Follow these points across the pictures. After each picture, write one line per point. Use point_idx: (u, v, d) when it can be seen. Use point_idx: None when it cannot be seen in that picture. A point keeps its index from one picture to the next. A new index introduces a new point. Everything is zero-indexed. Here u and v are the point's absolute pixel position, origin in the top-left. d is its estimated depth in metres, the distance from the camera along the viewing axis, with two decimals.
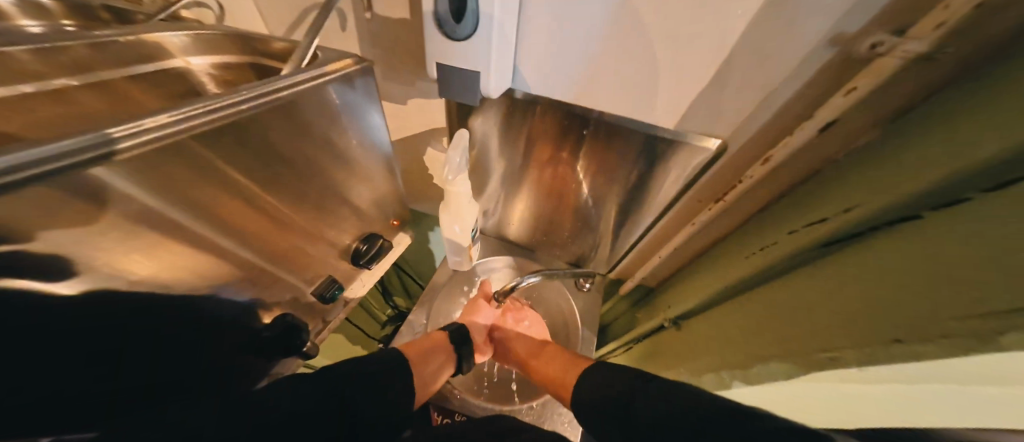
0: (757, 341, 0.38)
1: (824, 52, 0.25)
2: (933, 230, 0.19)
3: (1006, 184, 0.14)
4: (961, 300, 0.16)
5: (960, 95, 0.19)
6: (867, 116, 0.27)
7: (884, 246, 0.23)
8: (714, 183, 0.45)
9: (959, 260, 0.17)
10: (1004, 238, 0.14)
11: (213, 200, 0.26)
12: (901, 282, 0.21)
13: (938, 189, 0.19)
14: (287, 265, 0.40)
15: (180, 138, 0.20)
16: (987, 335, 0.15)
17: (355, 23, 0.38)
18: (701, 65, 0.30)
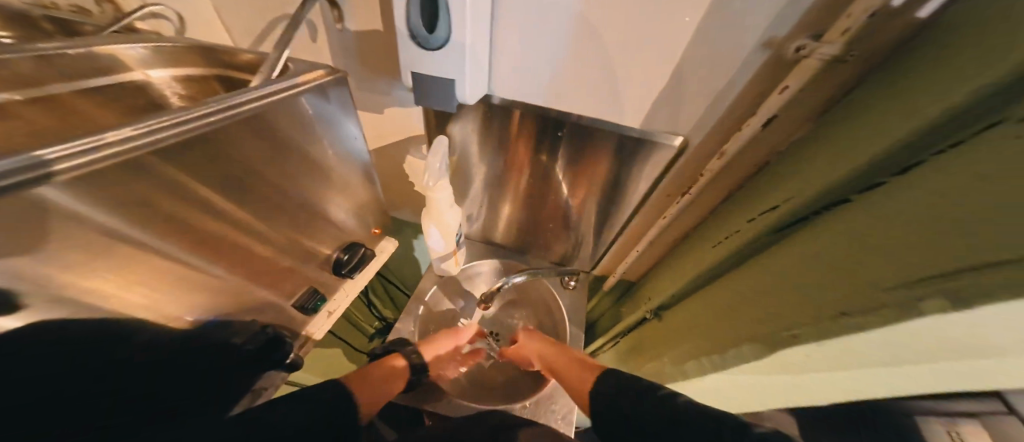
0: (727, 326, 0.39)
1: (759, 56, 0.29)
2: (893, 196, 0.20)
3: (978, 131, 0.15)
4: (919, 261, 0.18)
5: (928, 61, 0.20)
6: (802, 109, 0.31)
7: (837, 225, 0.26)
8: (680, 179, 0.47)
9: (919, 224, 0.18)
10: (979, 188, 0.15)
11: (202, 192, 0.29)
12: (857, 259, 0.23)
13: (897, 155, 0.21)
14: (265, 281, 0.43)
15: (140, 152, 0.22)
16: (941, 291, 0.16)
17: (327, 34, 0.41)
18: (659, 68, 0.34)
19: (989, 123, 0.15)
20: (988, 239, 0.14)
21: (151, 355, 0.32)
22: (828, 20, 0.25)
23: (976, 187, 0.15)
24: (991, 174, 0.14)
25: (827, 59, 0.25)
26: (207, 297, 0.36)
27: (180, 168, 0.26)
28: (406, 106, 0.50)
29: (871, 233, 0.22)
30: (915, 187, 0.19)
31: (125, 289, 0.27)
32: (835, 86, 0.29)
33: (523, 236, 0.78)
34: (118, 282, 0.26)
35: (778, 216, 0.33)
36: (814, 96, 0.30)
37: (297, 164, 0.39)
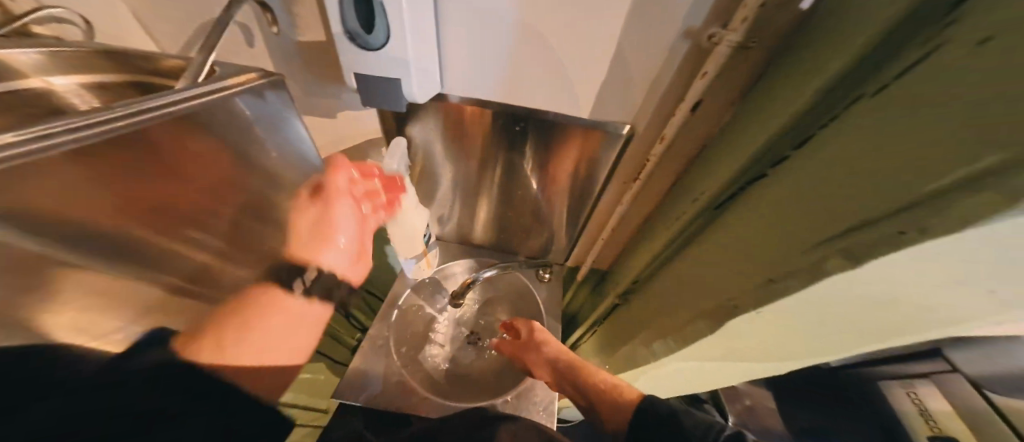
0: (684, 301, 0.41)
1: (682, 44, 0.32)
2: (828, 143, 0.23)
3: (914, 60, 0.17)
4: (868, 202, 0.19)
5: (830, 27, 0.23)
6: (724, 93, 0.35)
7: (773, 184, 0.28)
8: (630, 164, 0.49)
9: (862, 167, 0.20)
10: (935, 115, 0.16)
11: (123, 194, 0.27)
12: (793, 216, 0.25)
13: (830, 103, 0.23)
14: None
15: (38, 158, 0.18)
16: (895, 231, 0.17)
17: (262, 37, 0.39)
18: (596, 61, 0.36)
19: (857, 95, 0.21)
20: (960, 160, 0.14)
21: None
22: (731, 11, 0.28)
23: (938, 108, 0.15)
24: (955, 98, 0.15)
25: (733, 46, 0.29)
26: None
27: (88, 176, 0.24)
28: (358, 110, 0.49)
29: (779, 203, 0.27)
30: (812, 156, 0.24)
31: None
32: (744, 76, 0.33)
33: (497, 233, 0.79)
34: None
35: (712, 196, 0.37)
36: (729, 84, 0.34)
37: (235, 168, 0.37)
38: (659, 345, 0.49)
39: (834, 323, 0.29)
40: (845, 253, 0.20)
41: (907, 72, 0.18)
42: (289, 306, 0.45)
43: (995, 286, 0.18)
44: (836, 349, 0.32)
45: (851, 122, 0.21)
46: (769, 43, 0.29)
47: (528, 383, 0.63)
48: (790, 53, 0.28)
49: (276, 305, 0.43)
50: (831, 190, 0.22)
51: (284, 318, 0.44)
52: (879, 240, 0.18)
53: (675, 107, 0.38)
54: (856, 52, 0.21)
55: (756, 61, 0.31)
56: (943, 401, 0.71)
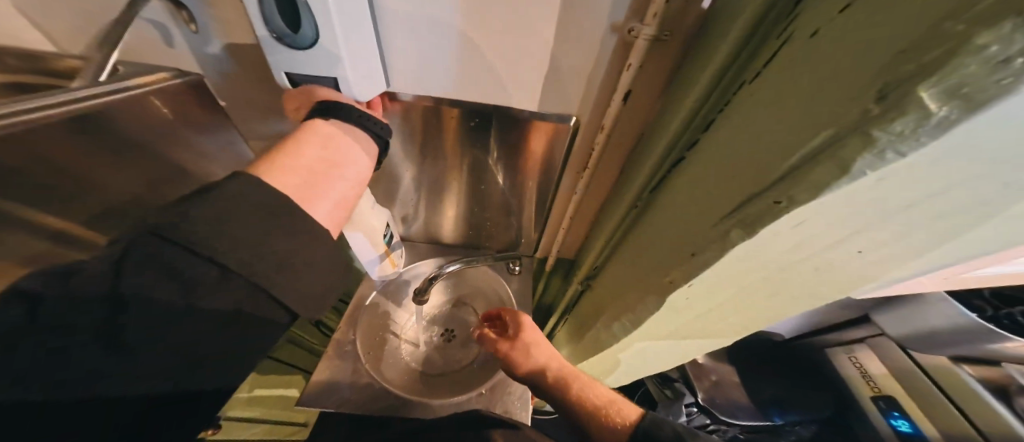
0: (634, 282, 0.43)
1: (611, 38, 0.35)
2: (728, 121, 0.25)
3: (787, 38, 0.20)
4: (756, 169, 0.21)
5: (725, 17, 0.27)
6: (654, 83, 0.37)
7: (691, 164, 0.31)
8: (581, 154, 0.51)
9: (752, 139, 0.22)
10: (800, 84, 0.18)
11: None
12: (706, 190, 0.28)
13: (731, 83, 0.26)
14: None
15: None
16: (776, 195, 0.19)
17: (182, 37, 0.37)
18: (532, 55, 0.38)
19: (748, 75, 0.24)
20: (819, 123, 0.17)
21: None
22: (645, 7, 0.31)
23: (801, 82, 0.18)
24: (814, 66, 0.17)
25: (650, 40, 0.32)
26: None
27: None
28: None
29: (695, 181, 0.30)
30: (714, 136, 0.27)
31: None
32: (665, 68, 0.36)
33: (464, 230, 0.79)
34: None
35: (649, 179, 0.39)
36: (655, 74, 0.36)
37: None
38: (616, 327, 0.50)
39: (769, 290, 0.31)
40: (741, 223, 0.23)
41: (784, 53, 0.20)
42: (326, 135, 0.33)
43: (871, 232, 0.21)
44: (766, 311, 0.35)
45: (739, 103, 0.24)
46: (680, 37, 0.32)
47: (500, 376, 0.63)
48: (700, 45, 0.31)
49: (344, 137, 0.34)
50: (728, 166, 0.25)
51: (333, 153, 0.33)
52: (763, 210, 0.21)
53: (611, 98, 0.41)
54: (740, 41, 0.24)
55: (675, 53, 0.34)
56: (880, 364, 0.82)
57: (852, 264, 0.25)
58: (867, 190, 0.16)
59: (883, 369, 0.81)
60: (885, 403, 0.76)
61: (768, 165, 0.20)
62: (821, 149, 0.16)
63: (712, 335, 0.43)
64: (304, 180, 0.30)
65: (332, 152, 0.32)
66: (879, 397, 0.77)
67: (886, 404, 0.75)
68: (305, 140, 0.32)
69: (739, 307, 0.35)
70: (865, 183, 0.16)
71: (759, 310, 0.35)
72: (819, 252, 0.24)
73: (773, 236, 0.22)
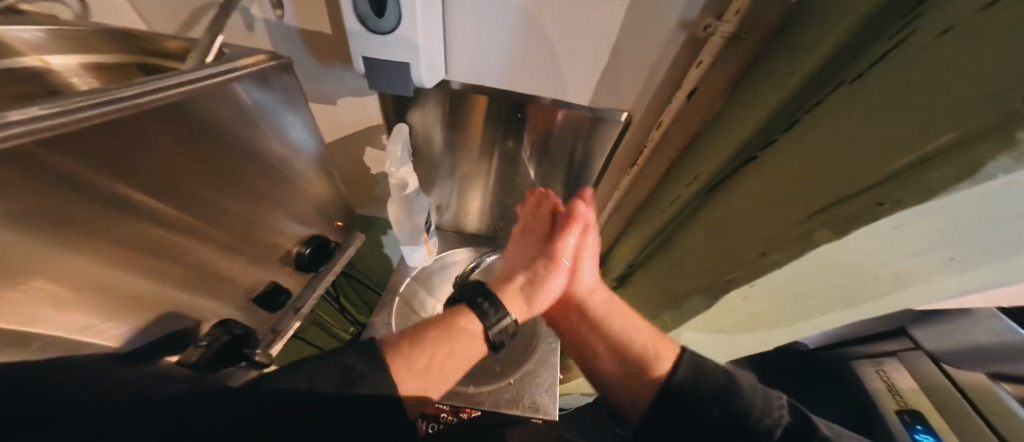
0: (681, 279, 0.44)
1: (680, 34, 0.34)
2: (815, 122, 0.25)
3: (900, 40, 0.19)
4: (845, 175, 0.22)
5: (822, 14, 0.26)
6: (718, 82, 0.37)
7: (763, 163, 0.31)
8: (628, 151, 0.52)
9: (844, 142, 0.22)
10: (913, 88, 0.18)
11: (102, 178, 0.27)
12: (780, 192, 0.28)
13: (822, 83, 0.26)
14: (202, 282, 0.41)
15: (64, 126, 0.22)
16: (869, 201, 0.20)
17: (265, 20, 0.40)
18: (595, 49, 0.38)
19: (849, 73, 0.23)
20: (918, 132, 0.17)
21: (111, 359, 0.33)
22: (725, 3, 0.30)
23: (912, 84, 0.18)
24: (932, 67, 0.17)
25: (728, 36, 0.31)
26: (130, 302, 0.34)
27: (77, 160, 0.25)
28: (361, 96, 0.49)
29: (770, 181, 0.29)
30: (796, 138, 0.27)
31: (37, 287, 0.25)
32: (736, 64, 0.35)
33: (496, 222, 0.80)
34: (23, 281, 0.24)
35: (708, 178, 0.39)
36: (725, 70, 0.36)
37: (231, 152, 0.38)
38: (656, 324, 0.51)
39: (843, 293, 0.30)
40: (828, 225, 0.23)
41: (898, 51, 0.19)
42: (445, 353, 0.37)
43: (986, 245, 0.20)
44: (834, 315, 0.35)
45: (830, 107, 0.24)
46: (759, 33, 0.32)
47: (529, 367, 0.64)
48: (784, 42, 0.31)
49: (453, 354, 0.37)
50: (817, 165, 0.24)
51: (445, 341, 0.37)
52: (857, 214, 0.20)
53: (672, 95, 0.41)
54: (840, 41, 0.24)
55: (750, 50, 0.33)
56: (910, 378, 0.77)
57: (965, 274, 0.24)
58: (987, 201, 0.16)
59: (914, 384, 0.76)
60: (909, 418, 0.71)
61: (864, 170, 0.20)
62: (920, 160, 0.17)
63: (769, 333, 0.43)
64: (436, 374, 0.36)
65: (457, 356, 0.38)
66: (905, 411, 0.73)
67: (911, 418, 0.71)
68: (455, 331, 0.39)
69: (804, 309, 0.35)
70: (982, 194, 0.15)
71: (837, 313, 0.34)
72: (902, 260, 0.24)
73: (861, 241, 0.23)
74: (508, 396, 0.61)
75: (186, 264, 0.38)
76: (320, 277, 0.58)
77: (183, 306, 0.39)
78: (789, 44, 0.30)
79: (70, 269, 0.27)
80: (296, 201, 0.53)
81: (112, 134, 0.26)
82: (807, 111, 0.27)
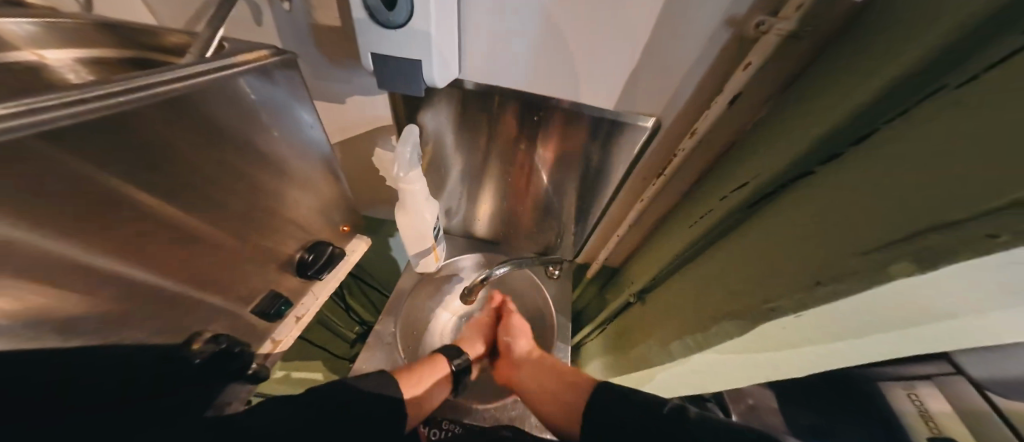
0: (711, 302, 0.40)
1: (724, 32, 0.31)
2: (895, 136, 0.21)
3: (999, 60, 0.15)
4: (931, 202, 0.18)
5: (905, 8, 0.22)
6: (763, 87, 0.34)
7: (825, 178, 0.27)
8: (656, 160, 0.48)
9: (935, 158, 0.18)
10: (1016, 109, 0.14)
11: (110, 178, 0.26)
12: (845, 216, 0.24)
13: (899, 92, 0.21)
14: (207, 288, 0.40)
15: (52, 124, 0.20)
16: (971, 233, 0.16)
17: (273, 15, 0.38)
18: (622, 49, 0.36)
19: (941, 85, 0.19)
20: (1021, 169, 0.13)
21: (140, 356, 0.35)
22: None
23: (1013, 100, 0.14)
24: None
25: (784, 35, 0.28)
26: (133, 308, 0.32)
27: (84, 157, 0.23)
28: (370, 96, 0.48)
29: (832, 199, 0.26)
30: (871, 151, 0.23)
31: (50, 296, 0.24)
32: (789, 66, 0.31)
33: (505, 228, 0.77)
34: (39, 290, 0.24)
35: (749, 193, 0.35)
36: (772, 74, 0.32)
37: (231, 150, 0.36)
38: (677, 347, 0.47)
39: (919, 331, 0.26)
40: (911, 257, 0.19)
41: (989, 72, 0.16)
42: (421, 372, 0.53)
43: None
44: (901, 350, 0.30)
45: (915, 121, 0.20)
46: (822, 33, 0.28)
47: None
48: (850, 42, 0.27)
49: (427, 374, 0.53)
50: (893, 185, 0.21)
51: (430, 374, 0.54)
52: (950, 248, 0.16)
53: (711, 101, 0.37)
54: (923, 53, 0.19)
55: (807, 50, 0.30)
56: None
57: None
58: None
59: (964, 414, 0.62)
60: None
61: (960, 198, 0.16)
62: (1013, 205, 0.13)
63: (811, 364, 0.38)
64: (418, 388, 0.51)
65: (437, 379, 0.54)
66: None
67: None
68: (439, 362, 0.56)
69: (863, 345, 0.30)
70: None
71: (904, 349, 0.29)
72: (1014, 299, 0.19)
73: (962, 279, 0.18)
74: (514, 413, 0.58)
75: (189, 268, 0.36)
76: (325, 285, 0.59)
77: (180, 314, 0.38)
78: (859, 44, 0.25)
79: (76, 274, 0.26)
80: (303, 204, 0.51)
81: (115, 129, 0.25)
82: (883, 123, 0.23)
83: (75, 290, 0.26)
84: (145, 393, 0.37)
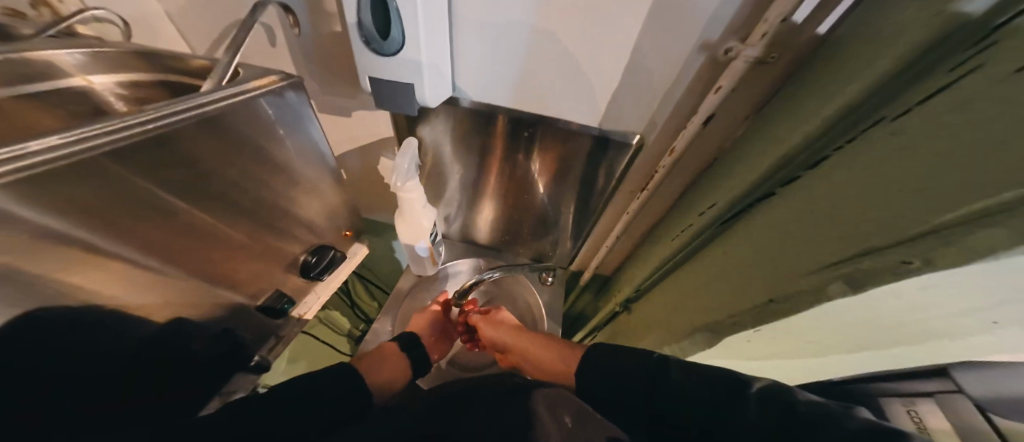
0: (686, 314, 0.41)
1: (699, 56, 0.33)
2: (841, 162, 0.22)
3: (939, 91, 0.16)
4: (862, 231, 0.20)
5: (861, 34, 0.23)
6: (737, 110, 0.35)
7: (779, 202, 0.28)
8: (641, 175, 0.50)
9: (873, 187, 0.19)
10: (944, 134, 0.15)
11: (152, 187, 0.30)
12: (798, 239, 0.25)
13: (853, 113, 0.22)
14: (221, 285, 0.44)
15: (94, 150, 0.23)
16: (896, 265, 0.17)
17: (287, 37, 0.42)
18: (606, 69, 0.38)
19: (883, 114, 0.20)
20: (947, 198, 0.14)
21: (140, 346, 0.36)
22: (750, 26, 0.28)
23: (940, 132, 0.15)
24: (956, 117, 0.14)
25: (753, 60, 0.29)
26: (156, 302, 0.36)
27: (133, 169, 0.27)
28: (373, 111, 0.52)
29: (789, 221, 0.27)
30: (824, 176, 0.24)
31: (87, 286, 0.28)
32: (761, 88, 0.33)
33: (501, 235, 0.80)
34: (81, 281, 0.28)
35: (721, 210, 0.36)
36: (746, 96, 0.34)
37: (250, 162, 0.40)
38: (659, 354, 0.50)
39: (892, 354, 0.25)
40: (847, 280, 0.20)
41: (928, 101, 0.16)
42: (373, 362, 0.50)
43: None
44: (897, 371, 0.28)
45: (860, 146, 0.21)
46: (792, 58, 0.29)
47: None
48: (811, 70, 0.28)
49: (382, 360, 0.51)
50: (837, 209, 0.22)
51: (388, 361, 0.51)
52: (885, 269, 0.18)
53: (685, 123, 0.39)
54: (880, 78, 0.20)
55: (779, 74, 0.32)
56: None
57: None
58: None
59: None
60: None
61: (893, 221, 0.17)
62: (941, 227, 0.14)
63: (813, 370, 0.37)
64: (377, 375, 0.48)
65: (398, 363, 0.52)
66: None
67: None
68: (390, 359, 0.52)
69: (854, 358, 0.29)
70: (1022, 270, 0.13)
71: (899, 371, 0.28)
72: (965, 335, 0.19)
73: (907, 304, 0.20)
74: None
75: (204, 268, 0.40)
76: (326, 285, 0.62)
77: (196, 309, 0.42)
78: (819, 71, 0.26)
79: (110, 270, 0.30)
80: (309, 209, 0.55)
81: (159, 149, 0.29)
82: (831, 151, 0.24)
83: (111, 283, 0.30)
84: (148, 392, 0.40)
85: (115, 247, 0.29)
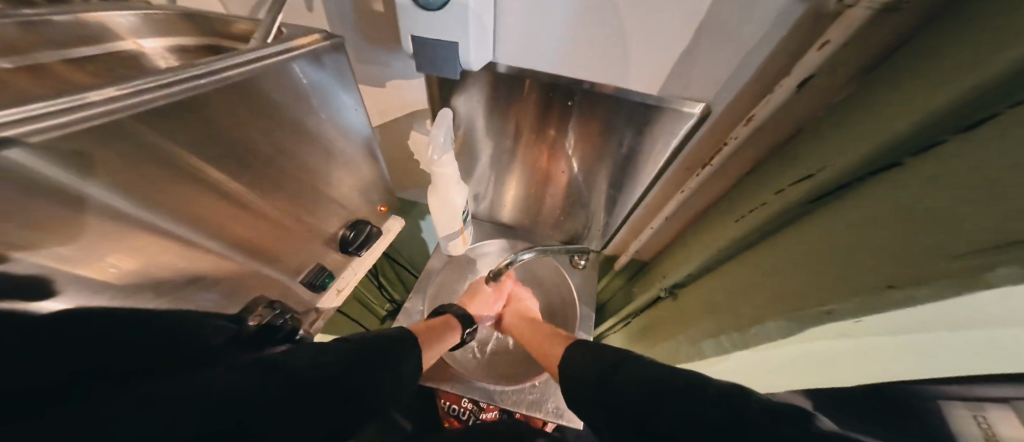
0: (754, 302, 0.38)
1: (796, 7, 0.27)
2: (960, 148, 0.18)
3: None
4: (967, 232, 0.16)
5: None
6: (840, 71, 0.29)
7: (883, 186, 0.24)
8: (702, 149, 0.46)
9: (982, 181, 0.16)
10: None
11: (192, 160, 0.30)
12: (905, 223, 0.21)
13: (972, 102, 0.17)
14: (261, 258, 0.46)
15: (140, 109, 0.23)
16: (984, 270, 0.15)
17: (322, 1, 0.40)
18: (666, 30, 0.32)
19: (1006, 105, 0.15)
20: None
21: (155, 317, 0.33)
22: None
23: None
24: None
25: (878, 9, 0.23)
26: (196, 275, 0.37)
27: (165, 135, 0.27)
28: (409, 79, 0.49)
29: (900, 208, 0.22)
30: (936, 164, 0.19)
31: (131, 261, 0.30)
32: (881, 45, 0.26)
33: (529, 215, 0.77)
34: (127, 254, 0.29)
35: (812, 187, 0.31)
36: (853, 55, 0.27)
37: (285, 131, 0.40)
38: (710, 345, 0.47)
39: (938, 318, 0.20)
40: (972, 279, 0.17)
41: None
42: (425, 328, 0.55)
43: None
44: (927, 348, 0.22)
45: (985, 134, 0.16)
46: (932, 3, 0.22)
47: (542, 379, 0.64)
48: (950, 20, 0.21)
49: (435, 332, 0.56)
50: (960, 198, 0.17)
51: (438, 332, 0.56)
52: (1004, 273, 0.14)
53: (777, 83, 0.33)
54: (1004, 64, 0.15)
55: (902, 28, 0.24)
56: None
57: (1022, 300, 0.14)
58: None
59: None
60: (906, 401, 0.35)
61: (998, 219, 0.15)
62: None
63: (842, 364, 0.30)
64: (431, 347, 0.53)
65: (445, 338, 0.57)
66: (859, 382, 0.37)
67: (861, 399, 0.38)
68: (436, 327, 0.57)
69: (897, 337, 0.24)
70: None
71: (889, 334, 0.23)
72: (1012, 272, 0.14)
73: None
74: (533, 397, 0.63)
75: (240, 243, 0.41)
76: (362, 260, 0.64)
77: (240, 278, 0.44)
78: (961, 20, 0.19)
79: (140, 247, 0.30)
80: (346, 183, 0.55)
81: (186, 116, 0.27)
82: (967, 128, 0.17)
83: (147, 261, 0.31)
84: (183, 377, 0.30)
85: (159, 220, 0.30)
